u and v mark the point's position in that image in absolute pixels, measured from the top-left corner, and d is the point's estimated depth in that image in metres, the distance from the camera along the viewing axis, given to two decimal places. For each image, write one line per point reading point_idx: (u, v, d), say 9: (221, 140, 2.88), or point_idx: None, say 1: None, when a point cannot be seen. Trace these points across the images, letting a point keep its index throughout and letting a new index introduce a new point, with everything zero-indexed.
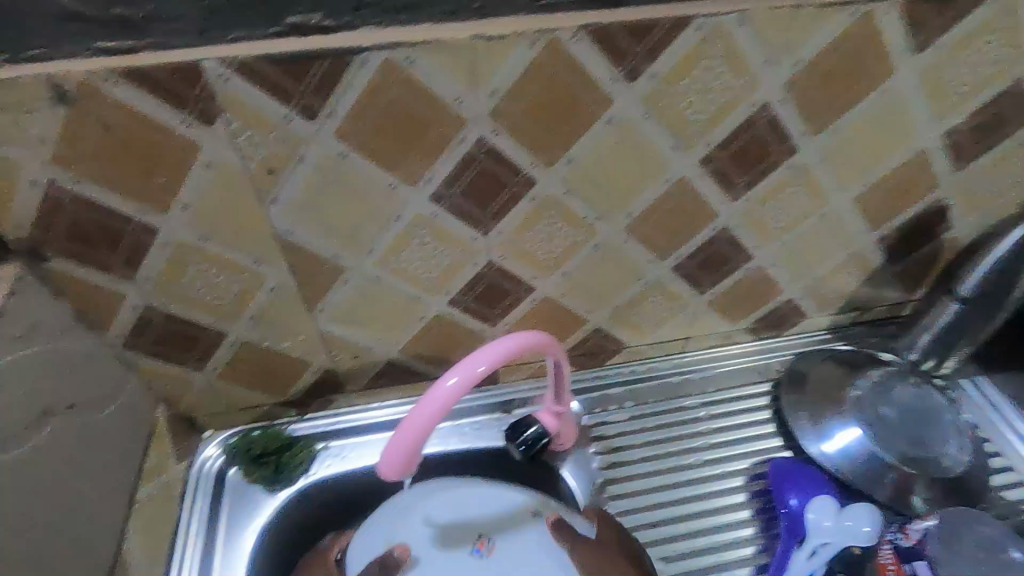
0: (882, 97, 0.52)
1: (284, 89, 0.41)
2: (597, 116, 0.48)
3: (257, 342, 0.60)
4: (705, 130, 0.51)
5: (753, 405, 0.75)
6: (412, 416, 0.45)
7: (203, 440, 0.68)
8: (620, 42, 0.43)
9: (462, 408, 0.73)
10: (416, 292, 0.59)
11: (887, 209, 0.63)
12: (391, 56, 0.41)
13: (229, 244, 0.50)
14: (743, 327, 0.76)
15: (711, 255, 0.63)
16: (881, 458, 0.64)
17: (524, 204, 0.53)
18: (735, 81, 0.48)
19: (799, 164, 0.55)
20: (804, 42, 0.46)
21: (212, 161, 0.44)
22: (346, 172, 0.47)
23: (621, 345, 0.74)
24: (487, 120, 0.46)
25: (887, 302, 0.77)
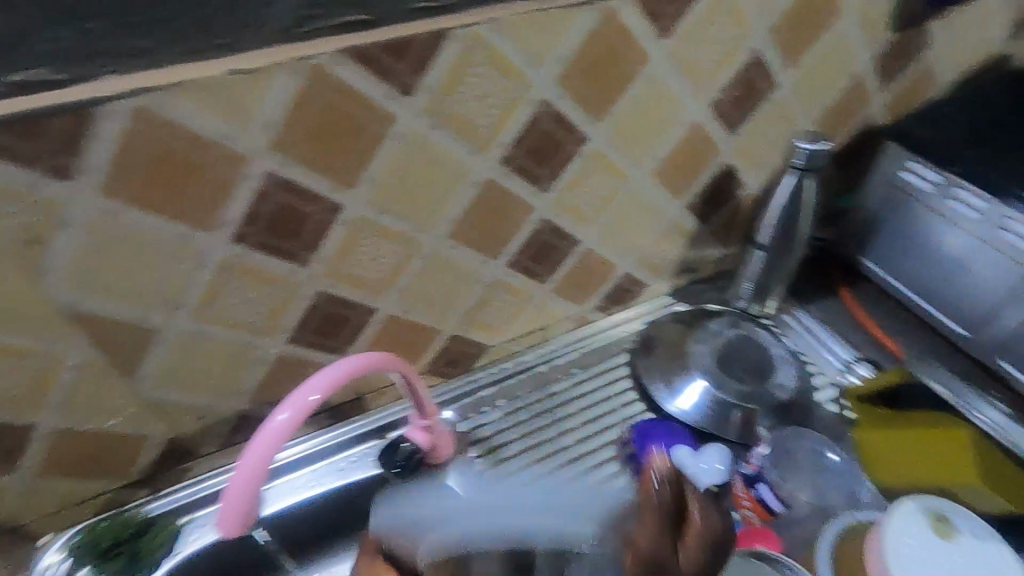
0: (646, 81, 0.58)
1: (22, 152, 0.38)
2: (384, 133, 0.48)
3: (74, 428, 0.55)
4: (495, 131, 0.53)
5: (616, 377, 0.80)
6: (240, 472, 0.44)
7: (41, 548, 0.61)
8: (383, 60, 0.45)
9: (334, 445, 0.70)
10: (248, 338, 0.57)
11: (683, 178, 0.70)
12: (141, 102, 0.39)
13: (6, 330, 0.45)
14: (592, 307, 0.80)
15: (540, 246, 0.66)
16: (722, 401, 0.71)
17: (337, 230, 0.53)
18: (508, 82, 0.51)
19: (592, 150, 0.60)
20: (560, 41, 0.51)
21: None
22: (125, 228, 0.44)
23: (482, 346, 0.75)
24: (269, 153, 0.45)
25: (712, 260, 0.85)
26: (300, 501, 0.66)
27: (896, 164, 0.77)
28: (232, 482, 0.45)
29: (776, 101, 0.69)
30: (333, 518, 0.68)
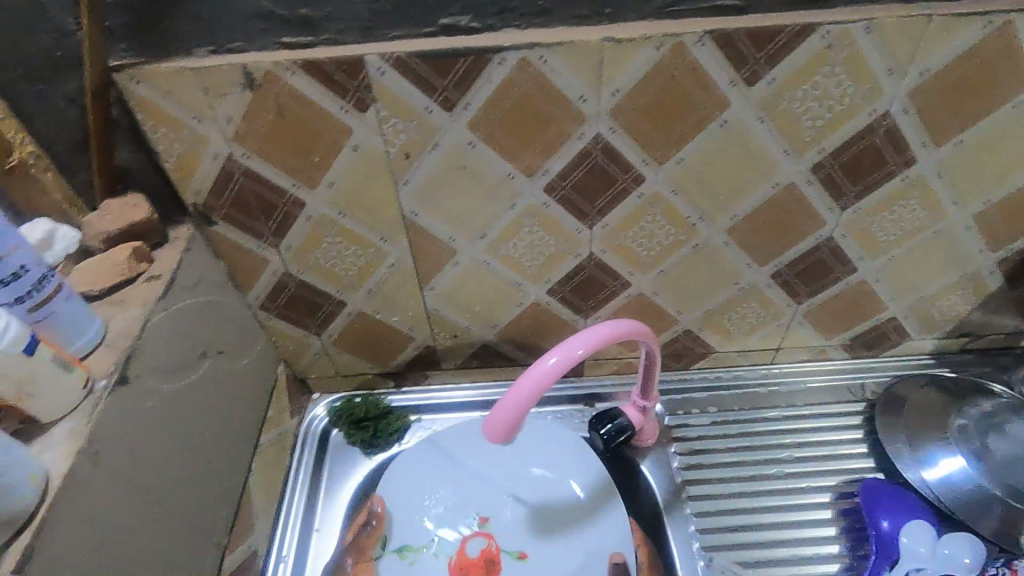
0: (1015, 111, 0.50)
1: (430, 83, 0.46)
2: (712, 118, 0.50)
3: (370, 314, 0.66)
4: (819, 136, 0.51)
5: (844, 424, 0.73)
6: (512, 394, 0.47)
7: (312, 401, 0.75)
8: (742, 46, 0.45)
9: (547, 396, 0.75)
10: (518, 279, 0.63)
11: (1009, 229, 0.60)
12: (528, 55, 0.45)
13: (362, 221, 0.56)
14: (837, 343, 0.74)
15: (812, 264, 0.63)
16: (987, 491, 0.61)
17: (630, 200, 0.56)
18: (856, 87, 0.48)
19: (916, 175, 0.55)
20: (932, 51, 0.46)
21: (360, 145, 0.50)
22: (471, 160, 0.52)
23: (710, 349, 0.74)
24: (606, 118, 0.49)
25: (1002, 331, 0.73)
26: None
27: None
28: (500, 401, 0.47)
29: None
30: None
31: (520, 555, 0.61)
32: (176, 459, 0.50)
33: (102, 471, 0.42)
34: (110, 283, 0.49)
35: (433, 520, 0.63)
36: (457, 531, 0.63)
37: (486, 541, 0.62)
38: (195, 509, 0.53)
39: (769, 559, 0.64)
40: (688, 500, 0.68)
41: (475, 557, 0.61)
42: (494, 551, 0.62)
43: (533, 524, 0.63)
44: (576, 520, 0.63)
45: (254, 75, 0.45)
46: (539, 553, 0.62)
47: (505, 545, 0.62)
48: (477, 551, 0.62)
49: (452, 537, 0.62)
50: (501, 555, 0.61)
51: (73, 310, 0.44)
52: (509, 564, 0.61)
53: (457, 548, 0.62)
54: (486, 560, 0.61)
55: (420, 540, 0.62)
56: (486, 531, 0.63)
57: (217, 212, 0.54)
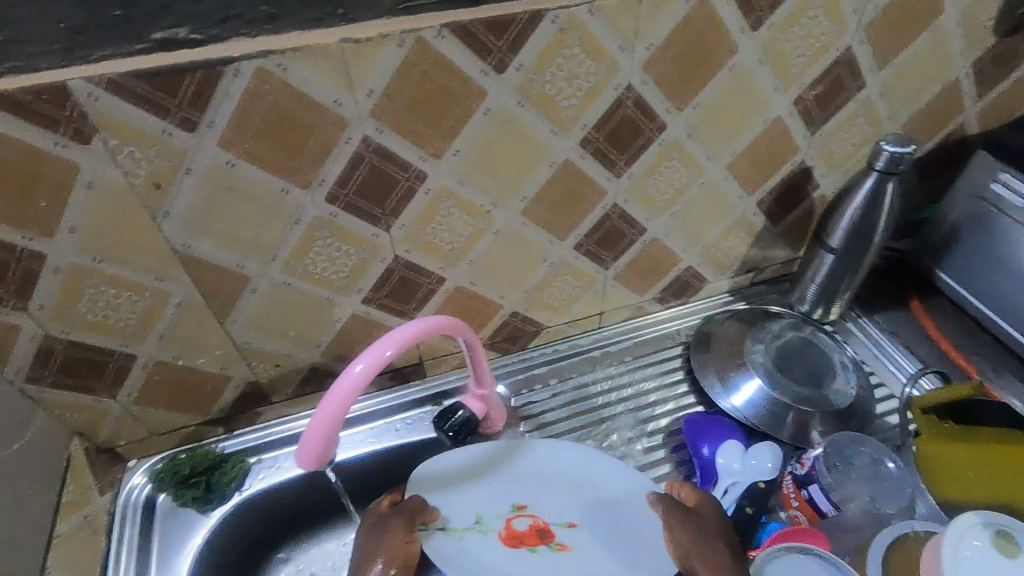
0: (732, 73, 0.58)
1: (159, 104, 0.42)
2: (474, 107, 0.51)
3: (170, 361, 0.60)
4: (579, 113, 0.55)
5: (669, 368, 0.80)
6: (315, 424, 0.47)
7: (128, 469, 0.66)
8: (483, 36, 0.47)
9: (393, 405, 0.74)
10: (328, 294, 0.60)
11: (758, 175, 0.69)
12: (264, 64, 0.43)
13: (126, 264, 0.50)
14: (651, 298, 0.81)
15: (608, 231, 0.68)
16: (780, 402, 0.71)
17: (420, 197, 0.56)
18: (598, 65, 0.52)
19: (670, 139, 0.61)
20: (651, 28, 0.52)
21: (96, 180, 0.44)
22: (236, 180, 0.48)
23: (540, 326, 0.77)
24: (369, 119, 0.48)
25: (779, 261, 0.85)
26: (361, 454, 0.71)
27: (988, 178, 0.71)
28: (307, 432, 0.47)
29: (862, 102, 0.67)
30: (385, 473, 0.73)
31: (571, 525, 0.59)
32: None
33: None
34: None
35: (469, 507, 0.59)
36: (498, 513, 0.59)
37: (531, 517, 0.59)
38: None
39: None
40: None
41: (525, 530, 0.58)
42: (542, 525, 0.59)
43: (585, 499, 0.61)
44: (619, 491, 0.61)
45: None
46: (586, 521, 0.59)
47: (551, 517, 0.59)
48: (525, 527, 0.58)
49: (495, 518, 0.58)
50: (551, 525, 0.59)
51: None
52: (561, 533, 0.58)
53: (504, 524, 0.58)
54: (538, 532, 0.58)
55: (461, 522, 0.57)
56: (529, 509, 0.60)
57: None
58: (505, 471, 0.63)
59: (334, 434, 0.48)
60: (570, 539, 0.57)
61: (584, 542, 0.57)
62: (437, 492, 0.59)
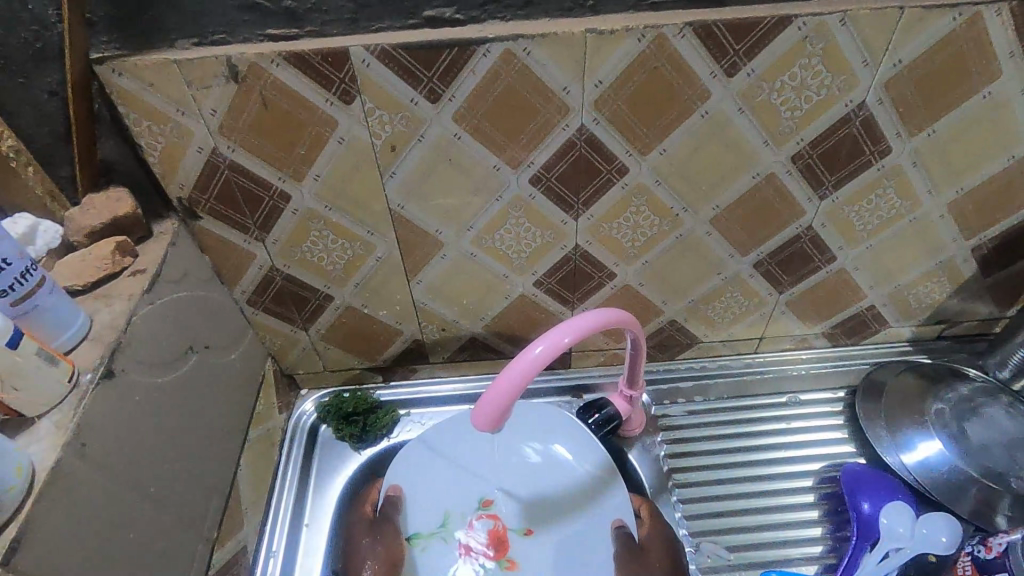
0: (985, 101, 0.52)
1: (415, 75, 0.46)
2: (692, 109, 0.50)
3: (358, 308, 0.66)
4: (798, 126, 0.52)
5: (825, 410, 0.75)
6: (492, 395, 0.47)
7: (300, 397, 0.76)
8: (723, 38, 0.46)
9: (534, 388, 0.76)
10: (505, 271, 0.63)
11: (981, 218, 0.62)
12: (511, 47, 0.46)
13: (348, 214, 0.56)
14: (818, 332, 0.75)
15: (793, 254, 0.64)
16: (964, 472, 0.63)
17: (614, 191, 0.56)
18: (833, 79, 0.49)
19: (891, 166, 0.56)
20: (904, 42, 0.48)
21: (346, 137, 0.50)
22: (458, 151, 0.52)
23: (695, 339, 0.75)
24: (589, 109, 0.50)
25: (978, 318, 0.75)
26: None
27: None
28: (481, 402, 0.47)
29: None
30: None
31: (527, 532, 0.58)
32: (165, 452, 0.50)
33: (90, 463, 0.42)
34: (93, 276, 0.49)
35: (435, 508, 0.59)
36: (465, 515, 0.59)
37: (493, 521, 0.59)
38: (185, 503, 0.53)
39: (750, 542, 0.65)
40: (675, 487, 0.69)
41: (483, 538, 0.58)
42: (501, 530, 0.59)
43: (550, 509, 0.60)
44: (588, 500, 0.61)
45: (239, 68, 0.45)
46: (547, 529, 0.59)
47: (510, 522, 0.59)
48: (485, 533, 0.58)
49: (459, 522, 0.59)
50: (509, 533, 0.58)
51: (55, 304, 0.44)
52: (517, 542, 0.58)
53: (465, 528, 0.58)
54: (496, 540, 0.58)
55: (427, 525, 0.59)
56: (492, 511, 0.59)
57: (201, 205, 0.54)
58: (474, 469, 0.61)
59: (506, 409, 0.47)
60: (521, 561, 0.57)
61: (539, 557, 0.57)
62: (408, 490, 0.61)
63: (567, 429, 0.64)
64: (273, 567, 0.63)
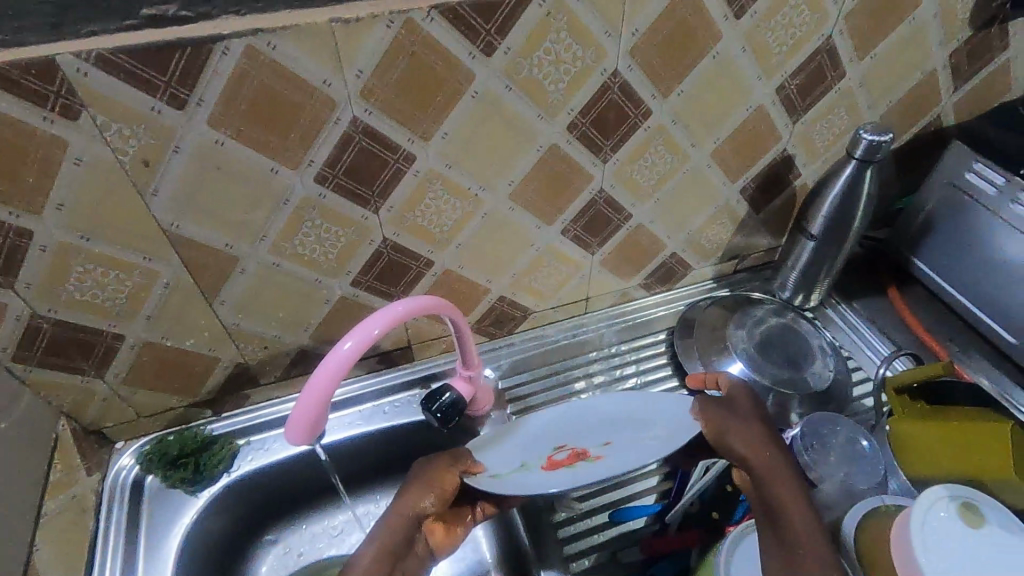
0: (716, 61, 0.59)
1: (148, 80, 0.42)
2: (462, 90, 0.51)
3: (158, 342, 0.60)
4: (565, 98, 0.56)
5: (653, 353, 0.82)
6: (304, 401, 0.47)
7: (115, 451, 0.67)
8: (471, 20, 0.47)
9: (381, 388, 0.75)
10: (316, 275, 0.61)
11: (740, 163, 0.71)
12: (253, 43, 0.43)
13: (112, 241, 0.50)
14: (636, 284, 0.82)
15: (594, 216, 0.69)
16: (760, 383, 0.73)
17: (408, 179, 0.56)
18: (583, 50, 0.53)
19: (655, 125, 0.62)
20: (636, 13, 0.52)
21: (83, 157, 0.45)
22: (226, 158, 0.49)
23: (527, 310, 0.78)
24: (358, 100, 0.49)
25: (761, 249, 0.86)
26: (351, 436, 0.71)
27: (1005, 200, 0.69)
28: (296, 412, 0.48)
29: (843, 91, 0.69)
30: (375, 454, 0.74)
31: (608, 443, 0.56)
32: None
33: None
34: None
35: (515, 457, 0.57)
36: (540, 455, 0.57)
37: (570, 447, 0.57)
38: None
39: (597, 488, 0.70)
40: None
41: (566, 458, 0.55)
42: (582, 452, 0.56)
43: (630, 419, 0.58)
44: (629, 408, 0.59)
45: None
46: (624, 434, 0.56)
47: (587, 443, 0.57)
48: (565, 455, 0.56)
49: (538, 460, 0.56)
50: (590, 449, 0.56)
51: None
52: (601, 452, 0.55)
53: (545, 459, 0.56)
54: (577, 457, 0.55)
55: (505, 468, 0.55)
56: (569, 444, 0.57)
57: None
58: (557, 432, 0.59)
59: (322, 412, 0.48)
60: (633, 444, 0.54)
61: (624, 445, 0.54)
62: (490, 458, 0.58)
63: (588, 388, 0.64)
64: None
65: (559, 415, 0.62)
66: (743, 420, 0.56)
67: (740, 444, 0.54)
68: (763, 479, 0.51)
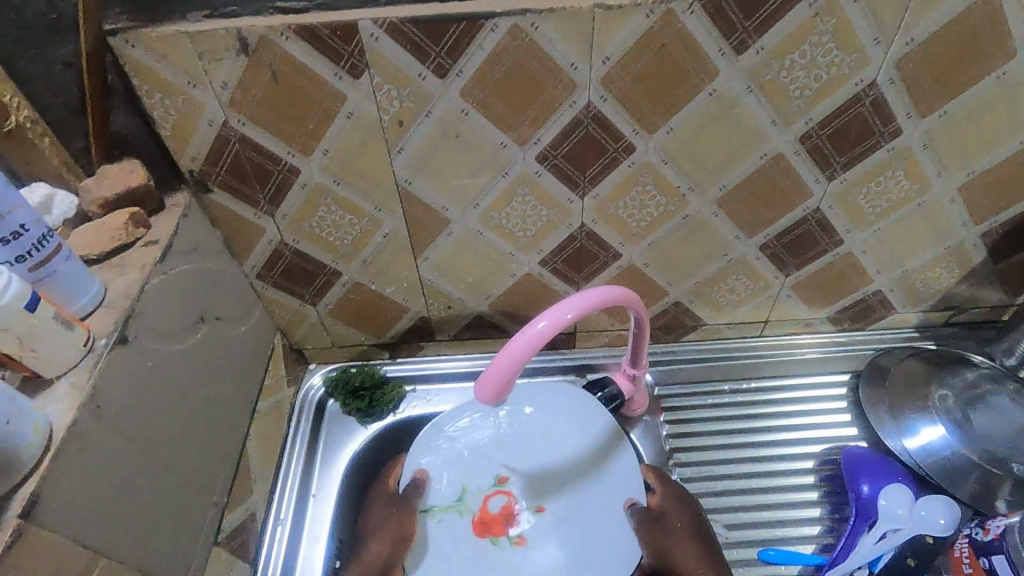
0: (998, 83, 0.51)
1: (423, 49, 0.47)
2: (701, 87, 0.50)
3: (366, 284, 0.67)
4: (806, 107, 0.52)
5: (829, 393, 0.75)
6: (497, 364, 0.48)
7: (309, 371, 0.77)
8: (731, 15, 0.46)
9: (539, 368, 0.77)
10: (510, 249, 0.64)
11: (992, 202, 0.61)
12: (519, 22, 0.46)
13: (356, 189, 0.57)
14: (824, 316, 0.75)
15: (800, 236, 0.64)
16: (966, 457, 0.64)
17: (621, 169, 0.56)
18: (843, 58, 0.49)
19: (900, 147, 0.56)
20: (916, 21, 0.47)
21: (355, 112, 0.51)
22: (465, 128, 0.52)
23: (699, 321, 0.75)
24: (596, 86, 0.50)
25: (986, 305, 0.74)
26: None
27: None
28: (487, 371, 0.48)
29: None
30: None
31: (539, 510, 0.63)
32: (175, 419, 0.52)
33: (104, 427, 0.43)
34: (109, 247, 0.50)
35: (459, 482, 0.64)
36: (480, 489, 0.63)
37: (506, 497, 0.63)
38: (195, 468, 0.55)
39: (748, 521, 0.66)
40: (676, 467, 0.70)
41: (496, 514, 0.62)
42: (514, 508, 0.63)
43: (573, 496, 0.63)
44: (584, 468, 0.65)
45: (248, 41, 0.45)
46: (559, 511, 0.63)
47: (523, 501, 0.63)
48: (498, 508, 0.63)
49: (475, 496, 0.63)
50: (522, 511, 0.63)
51: (71, 271, 0.45)
52: (529, 519, 0.62)
53: (480, 506, 0.62)
54: (508, 516, 0.62)
55: (443, 501, 0.63)
56: (506, 488, 0.64)
57: (212, 177, 0.55)
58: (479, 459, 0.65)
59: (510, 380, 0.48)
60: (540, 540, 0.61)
61: (547, 534, 0.62)
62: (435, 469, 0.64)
63: (583, 402, 0.67)
64: (280, 534, 0.65)
65: (486, 437, 0.66)
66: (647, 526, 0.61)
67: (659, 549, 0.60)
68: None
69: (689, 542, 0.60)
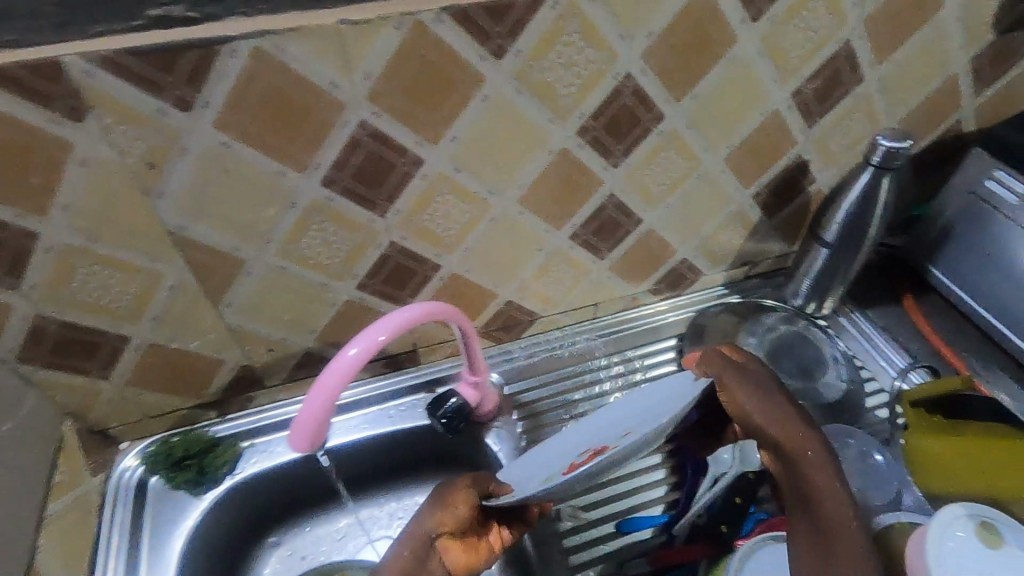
0: (731, 65, 0.58)
1: (154, 82, 0.42)
2: (471, 93, 0.50)
3: (164, 344, 0.60)
4: (576, 103, 0.55)
5: (662, 358, 0.81)
6: (308, 414, 0.49)
7: (120, 451, 0.67)
8: (482, 21, 0.46)
9: (387, 392, 0.74)
10: (323, 278, 0.60)
11: (754, 167, 0.69)
12: (260, 45, 0.43)
13: (119, 243, 0.50)
14: (645, 289, 0.81)
15: (604, 221, 0.68)
16: None
17: (416, 183, 0.55)
18: (596, 54, 0.52)
19: (667, 130, 0.61)
20: (650, 16, 0.51)
21: (89, 159, 0.44)
22: (232, 161, 0.48)
23: (534, 315, 0.77)
24: (365, 103, 0.48)
25: (772, 256, 0.85)
26: (355, 440, 0.70)
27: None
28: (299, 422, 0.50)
29: (861, 96, 0.67)
30: (378, 459, 0.73)
31: (625, 434, 0.51)
32: None
33: None
34: None
35: (537, 474, 0.52)
36: (563, 467, 0.51)
37: (589, 447, 0.51)
38: None
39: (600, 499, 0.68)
40: None
41: (584, 457, 0.49)
42: (600, 448, 0.49)
43: (633, 406, 0.56)
44: (645, 403, 0.56)
45: None
46: (641, 418, 0.51)
47: (604, 440, 0.51)
48: (585, 457, 0.49)
49: (561, 467, 0.51)
50: (607, 441, 0.49)
51: None
52: (619, 441, 0.48)
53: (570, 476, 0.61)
54: (595, 454, 0.49)
55: (535, 483, 0.50)
56: (595, 447, 0.52)
57: None
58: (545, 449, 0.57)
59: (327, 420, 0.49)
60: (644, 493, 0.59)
61: (653, 434, 0.47)
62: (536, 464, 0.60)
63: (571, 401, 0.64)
64: None
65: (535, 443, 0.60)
66: (767, 389, 0.51)
67: (730, 411, 0.52)
68: (808, 490, 0.44)
69: (773, 394, 0.50)
